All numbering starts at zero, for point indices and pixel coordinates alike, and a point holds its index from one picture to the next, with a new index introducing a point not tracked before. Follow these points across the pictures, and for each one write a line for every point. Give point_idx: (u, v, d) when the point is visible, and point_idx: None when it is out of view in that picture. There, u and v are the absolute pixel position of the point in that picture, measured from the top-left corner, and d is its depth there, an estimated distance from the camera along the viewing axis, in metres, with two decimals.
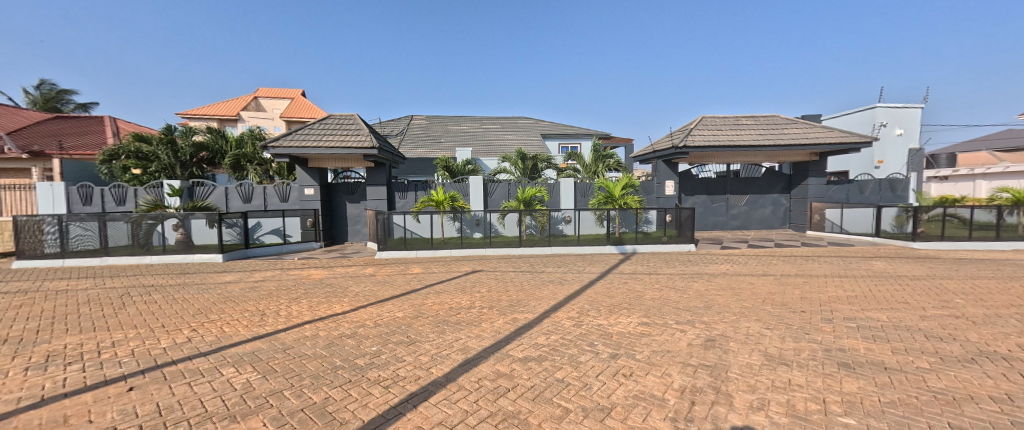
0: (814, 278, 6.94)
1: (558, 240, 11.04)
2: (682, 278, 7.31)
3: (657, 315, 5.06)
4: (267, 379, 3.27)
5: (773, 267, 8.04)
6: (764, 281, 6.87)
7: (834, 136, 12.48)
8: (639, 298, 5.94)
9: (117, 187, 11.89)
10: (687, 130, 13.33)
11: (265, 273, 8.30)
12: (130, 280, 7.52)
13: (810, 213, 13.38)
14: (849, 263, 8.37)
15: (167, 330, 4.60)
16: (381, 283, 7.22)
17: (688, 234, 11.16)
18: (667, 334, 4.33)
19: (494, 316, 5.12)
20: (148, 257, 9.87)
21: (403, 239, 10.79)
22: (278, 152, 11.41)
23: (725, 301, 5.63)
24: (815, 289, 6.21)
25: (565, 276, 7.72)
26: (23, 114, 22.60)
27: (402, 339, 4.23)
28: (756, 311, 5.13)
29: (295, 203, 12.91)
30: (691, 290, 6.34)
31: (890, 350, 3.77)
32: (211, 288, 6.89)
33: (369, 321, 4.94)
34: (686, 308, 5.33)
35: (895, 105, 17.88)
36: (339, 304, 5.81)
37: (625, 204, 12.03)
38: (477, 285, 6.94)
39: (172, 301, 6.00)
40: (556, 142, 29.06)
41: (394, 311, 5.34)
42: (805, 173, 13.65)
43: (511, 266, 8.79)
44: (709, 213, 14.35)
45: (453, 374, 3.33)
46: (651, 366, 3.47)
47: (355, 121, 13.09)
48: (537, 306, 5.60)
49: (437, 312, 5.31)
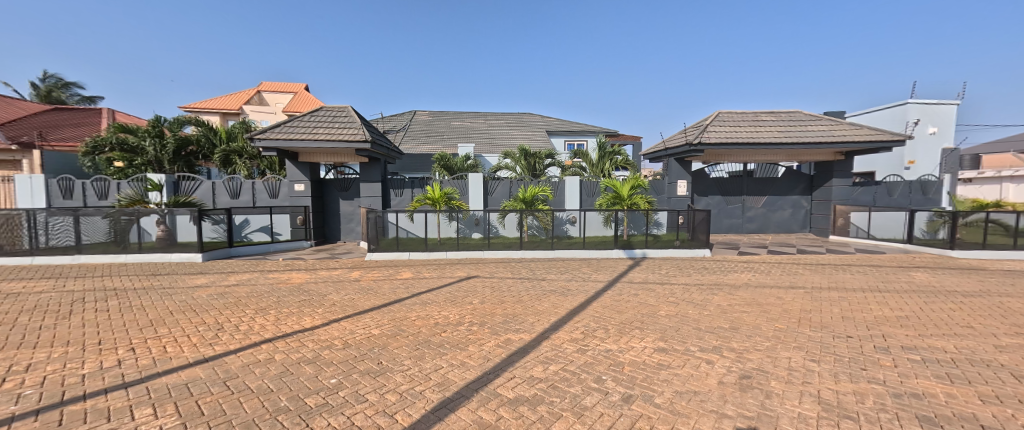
0: (852, 293, 6.11)
1: (562, 242, 10.30)
2: (700, 289, 6.49)
3: (676, 339, 4.28)
4: (185, 427, 2.56)
5: (802, 278, 7.19)
6: (795, 295, 6.06)
7: (863, 133, 11.55)
8: (653, 316, 5.14)
9: (98, 181, 11.32)
10: (702, 126, 12.46)
11: (241, 276, 7.62)
12: (93, 283, 6.88)
13: (834, 217, 12.50)
14: (885, 274, 7.51)
15: (101, 349, 3.92)
16: (363, 290, 6.50)
17: (702, 238, 10.30)
18: (691, 366, 3.58)
19: (483, 337, 4.37)
20: (123, 255, 9.27)
21: (396, 240, 10.13)
22: (265, 145, 10.76)
23: (755, 322, 4.83)
24: (857, 307, 5.38)
25: (568, 285, 6.96)
26: (20, 105, 22.26)
27: (371, 368, 3.52)
28: (795, 336, 4.32)
29: (285, 199, 12.28)
30: (712, 306, 5.52)
31: (978, 398, 2.98)
32: (175, 294, 6.19)
33: (338, 340, 4.24)
34: (710, 330, 4.54)
35: (928, 101, 16.86)
36: (310, 316, 5.12)
37: (634, 205, 11.32)
38: (469, 295, 6.19)
39: (127, 310, 5.33)
40: (562, 139, 28.26)
41: (370, 328, 4.63)
42: (829, 173, 12.75)
43: (510, 272, 8.05)
44: (724, 215, 13.50)
45: (422, 425, 2.60)
46: (676, 418, 2.71)
47: (349, 114, 12.38)
48: (535, 324, 4.84)
49: (417, 330, 4.58)
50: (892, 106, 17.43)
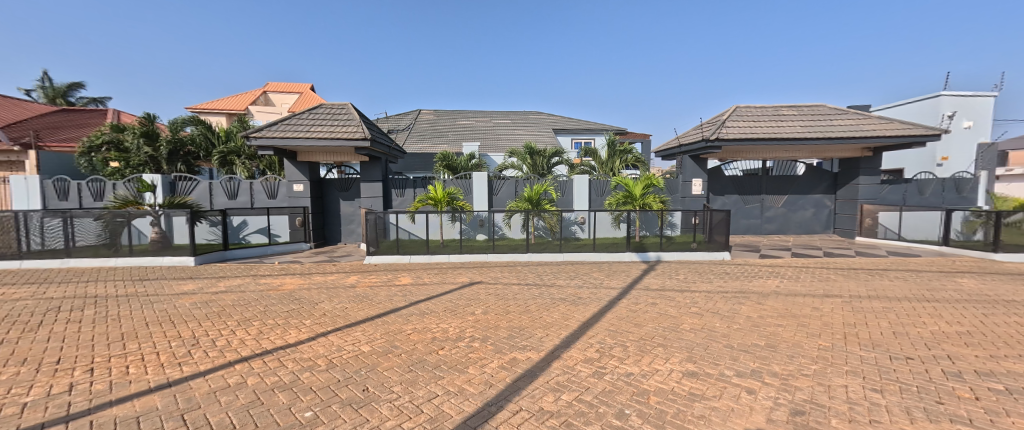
0: (896, 303, 5.49)
1: (570, 244, 9.75)
2: (724, 298, 5.90)
3: (707, 360, 3.71)
4: None
5: (837, 285, 6.55)
6: (832, 305, 5.46)
7: (893, 128, 10.80)
8: (675, 330, 4.58)
9: (94, 182, 11.04)
10: (719, 121, 11.82)
11: (232, 281, 7.20)
12: (76, 289, 6.50)
13: (861, 217, 11.76)
14: (928, 280, 6.86)
15: (56, 370, 3.47)
16: (357, 298, 6.02)
17: (720, 241, 9.70)
18: (729, 397, 3.02)
19: (485, 357, 3.85)
20: (114, 259, 8.93)
21: (397, 242, 9.70)
22: (261, 144, 10.38)
23: (794, 338, 4.26)
24: (908, 321, 4.76)
25: (580, 292, 6.41)
26: (28, 107, 22.28)
27: (354, 397, 3.02)
28: (845, 357, 3.75)
29: (284, 200, 11.93)
30: (742, 319, 4.94)
31: None
32: (157, 302, 5.76)
33: (322, 359, 3.77)
34: (744, 349, 3.97)
35: (962, 93, 16.04)
36: (295, 329, 4.64)
37: (646, 205, 10.73)
38: (472, 304, 5.68)
39: (100, 321, 4.89)
40: (570, 137, 27.68)
41: (359, 345, 4.14)
42: (854, 171, 12.02)
43: (516, 277, 7.53)
44: (742, 215, 12.84)
45: None
46: None
47: (348, 111, 11.96)
48: (543, 339, 4.31)
49: (412, 347, 4.07)
50: (923, 98, 16.64)
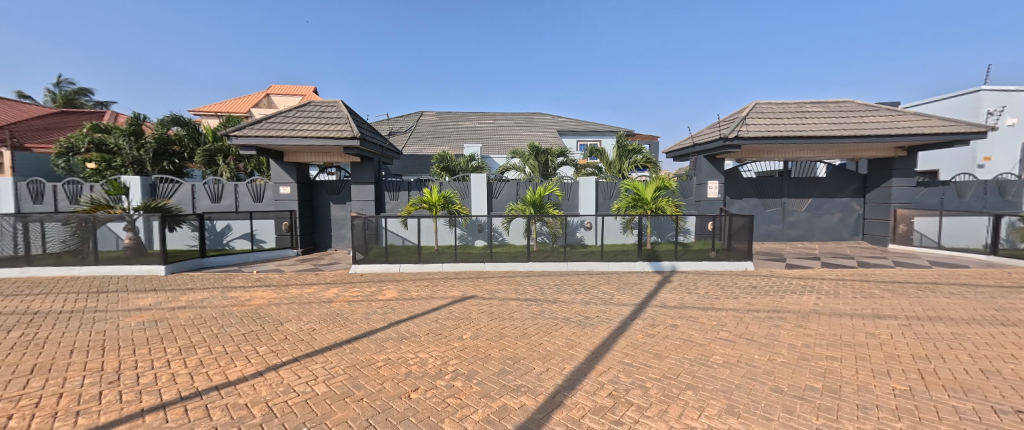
0: (968, 328, 4.58)
1: (576, 251, 8.92)
2: (756, 320, 5.02)
3: (754, 413, 2.84)
4: None
5: (886, 303, 5.63)
6: (891, 330, 4.56)
7: (931, 125, 9.86)
8: (706, 365, 3.71)
9: (70, 184, 10.45)
10: (738, 118, 10.93)
11: (197, 295, 6.40)
12: (18, 304, 5.75)
13: (894, 222, 10.78)
14: (991, 296, 5.94)
15: None
16: (330, 317, 5.22)
17: (742, 249, 8.76)
18: None
19: (467, 404, 3.02)
20: (78, 267, 8.24)
21: (387, 249, 8.86)
22: (243, 143, 9.69)
23: (859, 379, 3.38)
24: (996, 354, 3.84)
25: (586, 310, 5.58)
26: (25, 109, 21.90)
27: None
28: (935, 411, 2.87)
29: (270, 203, 11.24)
30: (785, 349, 4.06)
31: None
32: (101, 322, 5.00)
33: (259, 407, 2.96)
34: (798, 395, 3.11)
35: (1002, 87, 15.08)
36: (243, 360, 3.84)
37: (658, 209, 9.83)
38: (460, 326, 4.87)
39: (20, 347, 4.14)
40: (574, 139, 26.86)
41: (313, 384, 3.33)
42: (887, 172, 11.05)
43: (514, 291, 6.70)
44: (762, 220, 11.92)
45: None
46: None
47: (339, 108, 11.23)
48: (542, 377, 3.48)
49: (378, 388, 3.26)
50: (962, 94, 15.80)
